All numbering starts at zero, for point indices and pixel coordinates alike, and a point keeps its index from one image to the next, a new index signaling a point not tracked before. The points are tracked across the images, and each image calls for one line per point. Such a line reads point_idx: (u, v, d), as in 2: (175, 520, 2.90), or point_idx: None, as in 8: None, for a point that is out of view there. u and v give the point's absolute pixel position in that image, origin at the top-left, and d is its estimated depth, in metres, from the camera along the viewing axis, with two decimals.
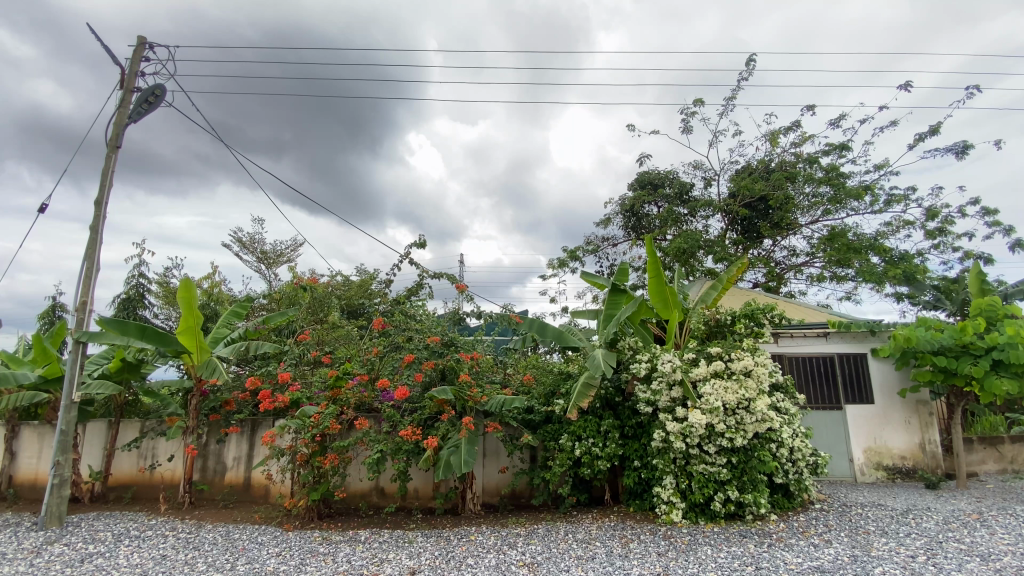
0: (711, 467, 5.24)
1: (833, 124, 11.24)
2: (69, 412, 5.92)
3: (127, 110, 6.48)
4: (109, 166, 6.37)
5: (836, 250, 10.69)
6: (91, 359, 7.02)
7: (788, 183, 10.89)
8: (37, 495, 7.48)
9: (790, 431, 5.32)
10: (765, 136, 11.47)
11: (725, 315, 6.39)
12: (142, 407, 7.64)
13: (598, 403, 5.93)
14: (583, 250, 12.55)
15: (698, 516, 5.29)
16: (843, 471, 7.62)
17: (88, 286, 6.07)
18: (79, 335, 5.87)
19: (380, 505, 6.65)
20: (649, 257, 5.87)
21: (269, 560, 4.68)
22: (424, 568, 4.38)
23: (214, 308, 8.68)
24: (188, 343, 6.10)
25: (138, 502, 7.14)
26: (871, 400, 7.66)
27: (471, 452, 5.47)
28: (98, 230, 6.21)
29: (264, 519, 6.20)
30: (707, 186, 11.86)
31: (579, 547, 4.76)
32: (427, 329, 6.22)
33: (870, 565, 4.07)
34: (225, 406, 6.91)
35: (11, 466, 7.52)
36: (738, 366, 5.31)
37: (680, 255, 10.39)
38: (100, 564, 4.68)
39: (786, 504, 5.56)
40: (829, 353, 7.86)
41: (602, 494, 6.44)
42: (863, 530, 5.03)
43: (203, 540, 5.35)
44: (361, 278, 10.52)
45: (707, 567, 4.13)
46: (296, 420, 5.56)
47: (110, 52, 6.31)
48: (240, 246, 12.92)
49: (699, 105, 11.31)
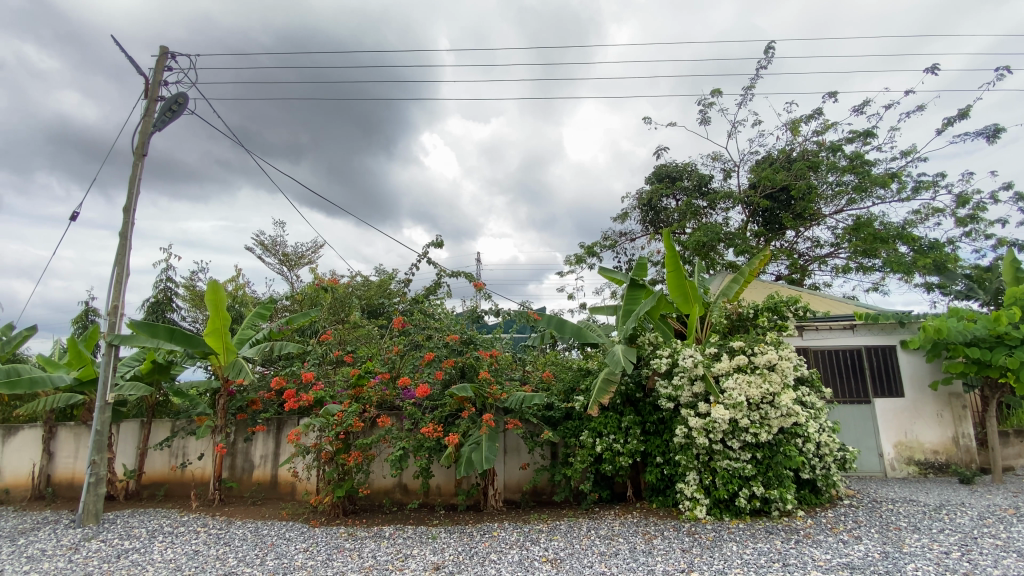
0: (735, 463, 5.15)
1: (856, 110, 10.94)
2: (104, 413, 6.12)
3: (151, 119, 6.66)
4: (136, 174, 6.56)
5: (862, 240, 10.45)
6: (123, 361, 7.23)
7: (810, 172, 10.71)
8: (75, 492, 7.79)
9: (816, 425, 5.24)
10: (786, 124, 11.19)
11: (748, 308, 6.23)
12: (172, 407, 7.88)
13: (619, 400, 5.90)
14: (601, 246, 12.44)
15: (723, 512, 5.23)
16: (872, 465, 7.44)
17: (119, 290, 6.27)
18: (111, 338, 6.06)
19: (404, 502, 6.74)
20: (667, 251, 5.77)
21: (296, 556, 4.78)
22: (448, 564, 4.42)
23: (239, 309, 8.92)
24: (215, 344, 6.27)
25: (171, 499, 7.39)
26: (900, 393, 7.47)
27: (492, 449, 5.47)
28: (127, 236, 6.41)
29: (292, 515, 6.35)
30: (726, 177, 11.66)
31: (602, 543, 4.76)
32: (446, 329, 6.28)
33: (902, 561, 3.98)
34: (251, 406, 7.07)
35: (49, 465, 7.82)
36: (761, 361, 5.23)
37: (699, 248, 10.25)
38: (136, 560, 4.84)
39: (814, 500, 5.46)
40: (855, 346, 7.67)
41: (624, 491, 6.42)
42: (894, 526, 4.91)
43: (234, 536, 5.50)
44: (380, 278, 10.61)
45: (733, 564, 4.09)
46: (321, 418, 5.68)
47: (134, 62, 6.51)
48: (263, 248, 13.17)
49: (717, 94, 11.10)
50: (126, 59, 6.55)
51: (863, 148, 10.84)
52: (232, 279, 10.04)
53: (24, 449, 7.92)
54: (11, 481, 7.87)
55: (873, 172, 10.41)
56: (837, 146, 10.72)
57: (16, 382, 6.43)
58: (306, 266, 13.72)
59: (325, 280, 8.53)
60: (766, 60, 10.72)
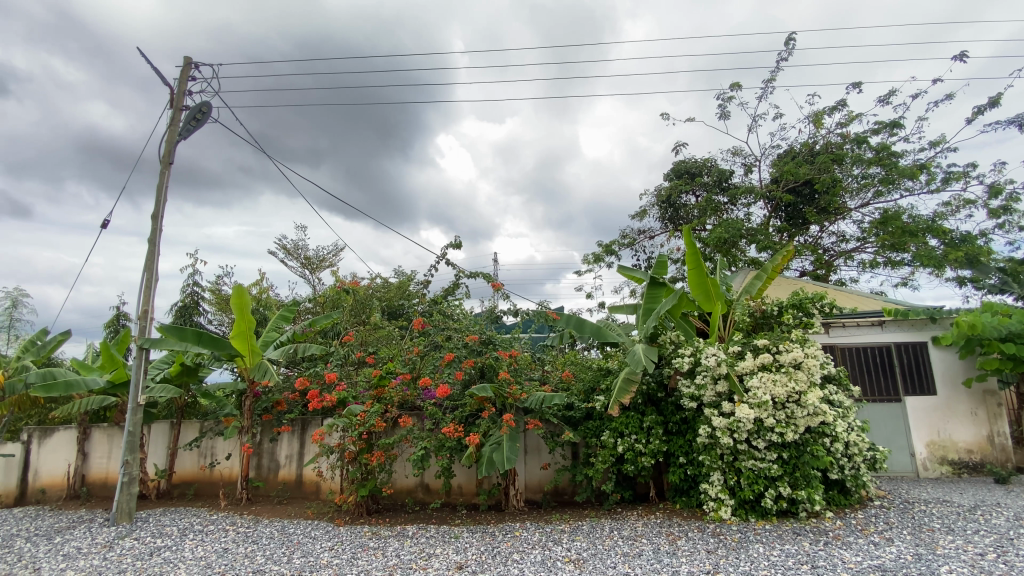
0: (761, 463, 5.06)
1: (882, 101, 10.65)
2: (136, 414, 6.31)
3: (177, 128, 6.84)
4: (163, 182, 6.75)
5: (890, 233, 10.16)
6: (154, 363, 7.47)
7: (833, 166, 10.48)
8: (108, 492, 8.05)
9: (844, 424, 5.11)
10: (808, 117, 10.95)
11: (772, 306, 6.12)
12: (200, 408, 8.08)
13: (640, 399, 5.84)
14: (619, 243, 12.33)
15: (748, 513, 5.14)
16: (904, 465, 7.21)
17: (148, 295, 6.45)
18: (142, 342, 6.24)
19: (426, 501, 6.79)
20: (688, 249, 5.70)
21: (322, 554, 4.86)
22: (471, 563, 4.45)
23: (263, 312, 9.12)
24: (241, 346, 6.42)
25: (200, 498, 7.57)
26: (932, 391, 7.25)
27: (513, 449, 5.47)
28: (155, 242, 6.60)
29: (317, 514, 6.45)
30: (747, 172, 11.45)
31: (625, 544, 4.73)
32: (465, 329, 6.30)
33: (935, 563, 3.86)
34: (276, 406, 7.21)
35: (83, 465, 8.09)
36: (787, 359, 5.13)
37: (720, 245, 10.08)
38: (168, 557, 4.98)
39: (843, 501, 5.33)
40: (884, 343, 7.46)
41: (646, 491, 6.36)
42: (927, 528, 4.75)
43: (261, 535, 5.61)
44: (400, 279, 10.71)
45: (759, 566, 4.01)
46: (344, 419, 5.76)
47: (160, 74, 6.70)
48: (285, 252, 13.40)
49: (736, 88, 10.91)
50: (152, 70, 6.73)
51: (889, 139, 10.54)
52: (256, 282, 10.25)
53: (60, 449, 8.21)
54: (47, 480, 8.16)
55: (900, 164, 10.13)
56: (863, 137, 10.46)
57: (52, 386, 6.73)
58: (327, 269, 13.91)
59: (346, 282, 8.63)
60: (787, 52, 10.49)
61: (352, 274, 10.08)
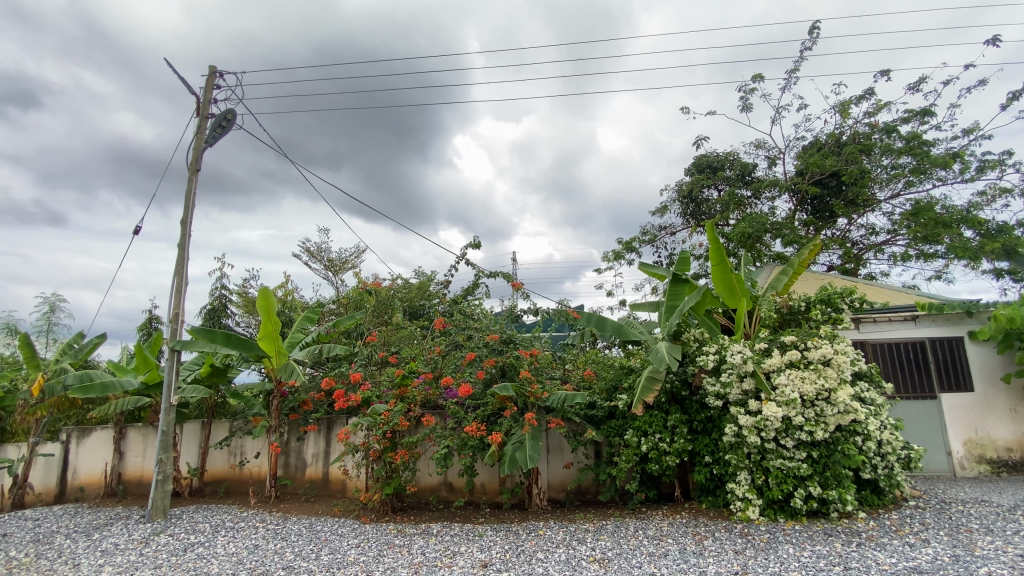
0: (789, 462, 4.96)
1: (911, 88, 10.31)
2: (170, 414, 6.51)
3: (203, 135, 7.03)
4: (191, 188, 6.94)
5: (922, 225, 9.83)
6: (185, 364, 7.69)
7: (861, 156, 10.19)
8: (143, 490, 8.34)
9: (877, 423, 4.98)
10: (833, 108, 10.66)
11: (799, 302, 6.00)
12: (230, 408, 8.29)
13: (664, 398, 5.77)
14: (639, 240, 12.21)
15: (777, 513, 5.04)
16: (940, 464, 6.98)
17: (179, 299, 6.65)
18: (174, 343, 6.44)
19: (449, 500, 6.84)
20: (711, 244, 5.60)
21: (349, 551, 4.93)
22: (496, 561, 4.46)
23: (289, 314, 9.32)
24: (269, 347, 6.57)
25: (231, 496, 7.78)
26: (969, 388, 7.00)
27: (535, 447, 5.47)
28: (185, 248, 6.79)
29: (344, 512, 6.56)
30: (771, 165, 11.22)
31: (650, 543, 4.68)
32: (485, 329, 6.33)
33: (973, 565, 3.72)
34: (303, 406, 7.35)
35: (119, 464, 8.39)
36: (815, 355, 5.01)
37: (745, 240, 9.86)
38: (202, 553, 5.12)
39: (876, 501, 5.17)
40: (917, 338, 7.21)
41: (671, 491, 6.29)
42: (965, 528, 4.59)
43: (290, 531, 5.73)
44: (421, 280, 10.80)
45: (789, 566, 3.94)
46: (369, 417, 5.85)
47: (186, 83, 6.89)
48: (309, 255, 13.63)
49: (758, 79, 10.69)
50: (180, 80, 6.93)
51: (920, 128, 10.19)
52: (282, 285, 10.46)
53: (98, 449, 8.52)
54: (86, 479, 8.48)
55: (932, 153, 9.80)
56: (892, 127, 10.14)
57: (90, 387, 7.04)
58: (350, 270, 14.12)
59: (368, 283, 8.72)
60: (811, 41, 10.23)
61: (374, 275, 10.21)
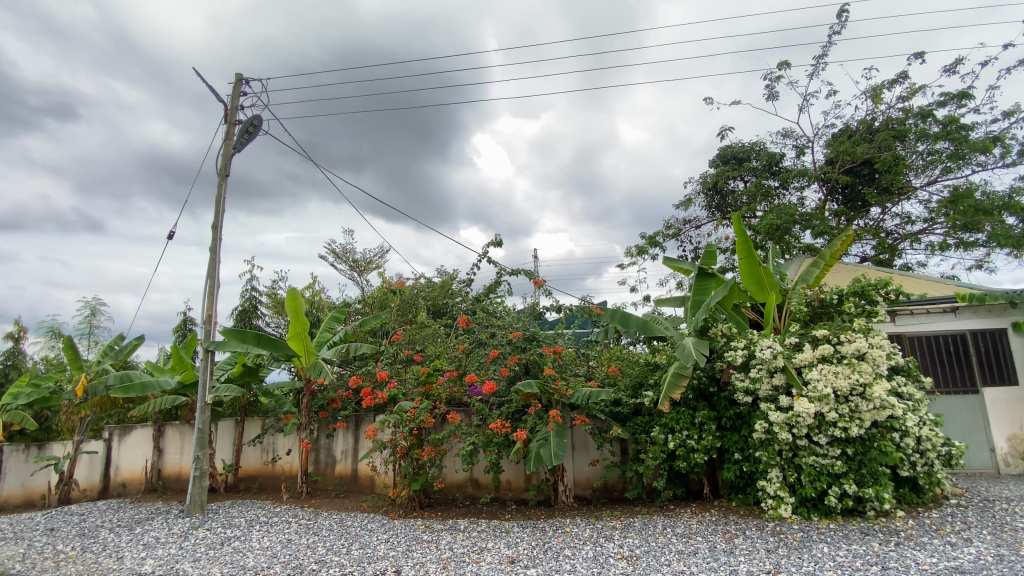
0: (823, 459, 4.83)
1: (947, 71, 9.88)
2: (205, 412, 6.74)
3: (232, 142, 7.23)
4: (221, 193, 7.15)
5: (961, 213, 9.42)
6: (219, 364, 7.94)
7: (895, 143, 9.83)
8: (181, 485, 8.65)
9: (916, 418, 4.82)
10: (864, 93, 10.29)
11: (830, 294, 5.85)
12: (262, 407, 8.52)
13: (691, 394, 5.68)
14: (663, 235, 12.03)
15: (811, 511, 4.91)
16: (983, 462, 6.69)
17: (212, 300, 6.86)
18: (208, 343, 6.65)
19: (476, 496, 6.89)
20: (738, 237, 5.48)
21: (379, 546, 5.02)
22: (523, 557, 4.48)
23: (316, 315, 9.52)
24: (298, 347, 6.73)
25: (264, 491, 8.00)
26: (1014, 382, 6.72)
27: (560, 445, 5.45)
28: (216, 251, 7.00)
29: (372, 507, 6.69)
30: (799, 155, 10.91)
31: (679, 542, 4.63)
32: (509, 325, 6.36)
33: (1020, 565, 3.56)
34: (331, 404, 7.49)
35: (159, 461, 8.72)
36: (849, 349, 4.87)
37: (773, 232, 9.61)
38: (238, 547, 5.29)
39: (915, 499, 4.99)
40: (957, 331, 6.92)
41: (700, 488, 6.20)
42: (1010, 528, 4.38)
43: (322, 526, 5.87)
44: (443, 278, 10.87)
45: (824, 566, 3.83)
46: (395, 415, 5.92)
47: (214, 91, 7.10)
48: (334, 256, 13.88)
49: (784, 66, 10.40)
50: (208, 88, 7.14)
51: (958, 112, 9.76)
52: (309, 286, 10.69)
53: (138, 446, 8.86)
54: (128, 475, 8.83)
55: (970, 137, 9.39)
56: (928, 111, 9.75)
57: (131, 387, 7.35)
58: (375, 270, 14.31)
59: (393, 282, 8.83)
60: (840, 25, 9.90)
61: (398, 274, 10.33)
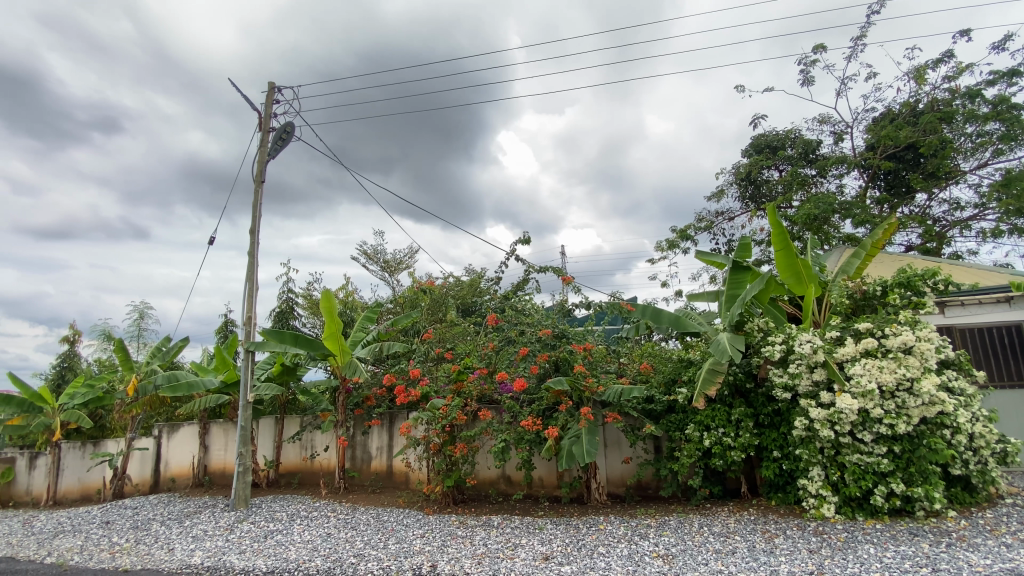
0: (868, 457, 4.66)
1: (997, 47, 9.32)
2: (247, 411, 6.99)
3: (267, 148, 7.46)
4: (257, 199, 7.39)
5: (1015, 197, 8.89)
6: (259, 364, 8.23)
7: (942, 125, 9.36)
8: (226, 480, 9.02)
9: (968, 414, 4.59)
10: (907, 74, 9.81)
11: (873, 286, 5.64)
12: (300, 405, 8.79)
13: (727, 391, 5.56)
14: (695, 228, 11.79)
15: (855, 511, 4.74)
16: None
17: (251, 303, 7.11)
18: (248, 344, 6.89)
19: (509, 493, 6.94)
20: (774, 229, 5.31)
21: (415, 540, 5.13)
22: (557, 554, 4.48)
23: (350, 315, 9.75)
24: (333, 346, 6.91)
25: (303, 487, 8.26)
26: None
27: (592, 442, 5.43)
28: (254, 255, 7.25)
29: (408, 502, 6.83)
30: (837, 141, 10.51)
31: (716, 541, 4.55)
32: (538, 323, 6.35)
33: None
34: (366, 401, 7.66)
35: (205, 457, 9.11)
36: (894, 343, 4.67)
37: (810, 222, 9.28)
38: (280, 540, 5.48)
39: (968, 499, 4.75)
40: (1013, 322, 6.51)
41: (737, 487, 6.08)
42: None
43: (359, 521, 6.01)
44: (472, 277, 10.95)
45: (870, 567, 3.70)
46: (427, 412, 5.99)
47: (249, 100, 7.34)
48: (366, 257, 14.17)
49: (819, 50, 10.02)
50: (243, 97, 7.39)
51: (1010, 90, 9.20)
52: (342, 286, 10.95)
53: (186, 443, 9.28)
54: (176, 470, 9.27)
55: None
56: (976, 90, 9.22)
57: (178, 386, 7.70)
58: (405, 271, 14.53)
59: (423, 282, 8.94)
60: (879, 3, 9.46)
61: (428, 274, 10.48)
